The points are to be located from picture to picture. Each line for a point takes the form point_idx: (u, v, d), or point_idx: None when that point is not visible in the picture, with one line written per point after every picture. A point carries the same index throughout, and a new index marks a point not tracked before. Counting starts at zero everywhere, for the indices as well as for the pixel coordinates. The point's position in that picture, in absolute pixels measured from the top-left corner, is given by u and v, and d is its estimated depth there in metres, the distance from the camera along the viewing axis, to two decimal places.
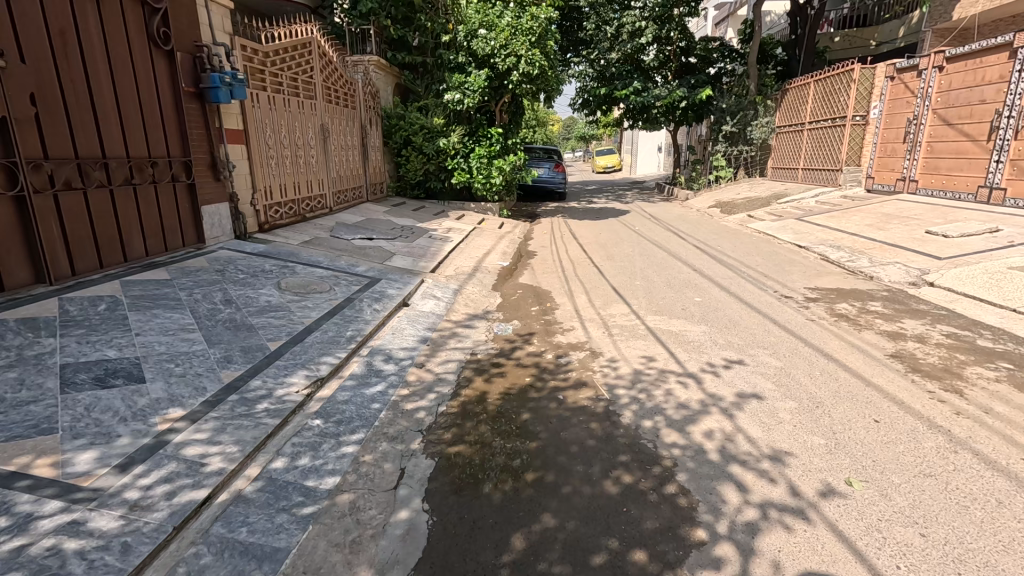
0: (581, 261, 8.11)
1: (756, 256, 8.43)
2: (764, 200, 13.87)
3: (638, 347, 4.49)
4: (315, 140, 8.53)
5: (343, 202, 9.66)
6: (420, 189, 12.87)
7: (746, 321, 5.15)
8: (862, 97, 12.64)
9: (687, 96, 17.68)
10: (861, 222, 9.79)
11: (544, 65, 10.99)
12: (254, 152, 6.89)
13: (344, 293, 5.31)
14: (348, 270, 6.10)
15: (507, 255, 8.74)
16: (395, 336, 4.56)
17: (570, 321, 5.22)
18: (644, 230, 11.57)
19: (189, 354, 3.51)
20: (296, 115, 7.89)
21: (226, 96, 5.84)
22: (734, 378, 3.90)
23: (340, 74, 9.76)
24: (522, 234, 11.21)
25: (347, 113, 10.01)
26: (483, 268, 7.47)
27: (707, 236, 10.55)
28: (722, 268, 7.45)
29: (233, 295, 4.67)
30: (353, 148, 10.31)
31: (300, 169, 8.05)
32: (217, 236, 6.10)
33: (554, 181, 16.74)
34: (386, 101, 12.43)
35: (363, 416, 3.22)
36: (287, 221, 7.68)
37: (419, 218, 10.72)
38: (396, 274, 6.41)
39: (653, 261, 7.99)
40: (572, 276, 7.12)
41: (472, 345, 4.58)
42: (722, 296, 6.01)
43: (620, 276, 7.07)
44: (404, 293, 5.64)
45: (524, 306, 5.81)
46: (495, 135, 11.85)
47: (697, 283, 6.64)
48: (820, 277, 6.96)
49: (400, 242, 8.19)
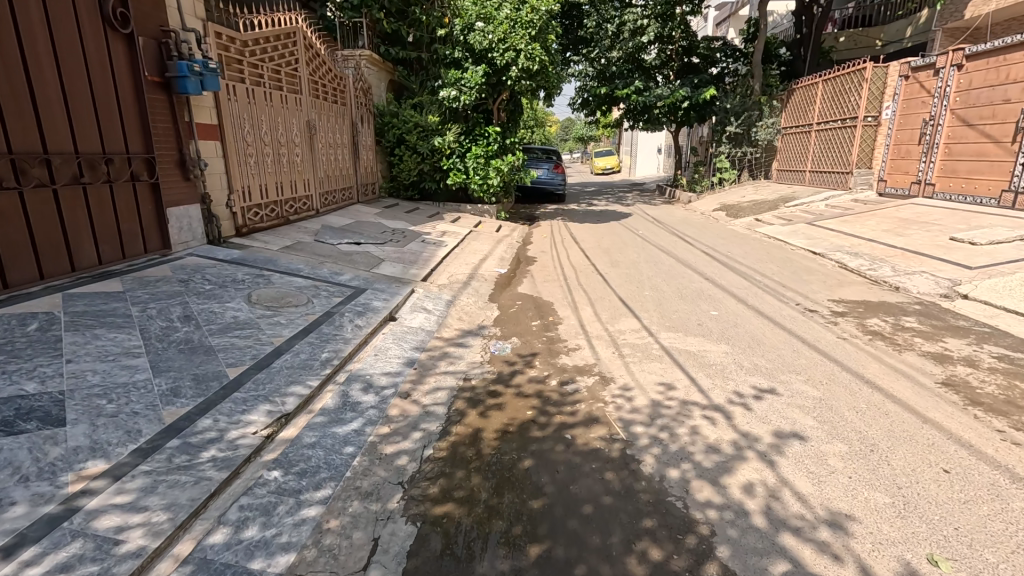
0: (584, 268, 7.58)
1: (770, 263, 7.92)
2: (771, 204, 13.39)
3: (654, 372, 3.95)
4: (301, 138, 7.98)
5: (331, 203, 9.11)
6: (414, 190, 12.32)
7: (771, 339, 4.63)
8: (874, 97, 12.18)
9: (690, 95, 17.21)
10: (877, 228, 9.30)
11: (544, 60, 10.47)
12: (231, 149, 6.33)
13: (325, 306, 4.76)
14: (330, 279, 5.56)
15: (505, 261, 8.20)
16: (378, 358, 4.01)
17: (576, 339, 4.69)
18: (649, 233, 11.07)
19: (128, 386, 2.96)
20: (279, 110, 7.34)
21: (195, 86, 5.30)
22: (768, 412, 3.37)
23: (329, 69, 9.23)
24: (520, 237, 10.68)
25: (336, 109, 9.46)
26: (480, 276, 6.93)
27: (715, 241, 10.05)
28: (735, 277, 6.94)
29: (194, 310, 4.11)
30: (343, 147, 9.77)
31: (284, 168, 7.50)
32: (185, 241, 5.55)
33: (554, 182, 16.21)
34: (378, 98, 11.88)
35: (332, 466, 2.67)
36: (268, 224, 7.13)
37: (412, 221, 10.18)
38: (383, 283, 5.87)
39: (661, 268, 7.46)
40: (576, 285, 6.60)
41: (465, 368, 4.04)
42: (740, 309, 5.50)
43: (628, 285, 6.55)
44: (392, 305, 5.10)
45: (524, 320, 5.28)
46: (492, 134, 11.33)
47: (712, 293, 6.13)
48: (842, 288, 6.45)
49: (390, 247, 7.64)
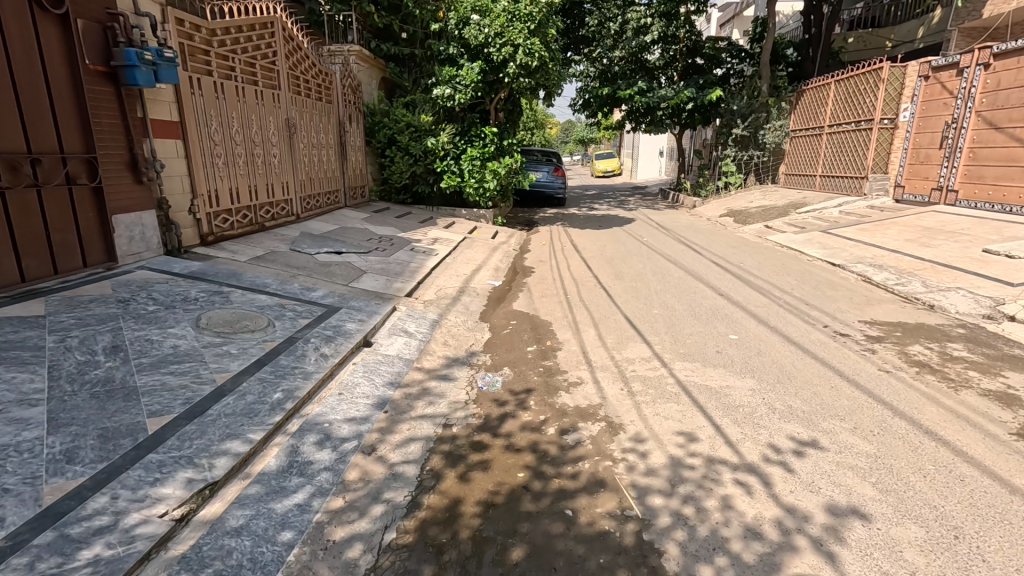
0: (586, 281, 6.95)
1: (788, 277, 7.29)
2: (781, 210, 12.78)
3: (671, 418, 3.31)
4: (279, 138, 7.36)
5: (314, 208, 8.48)
6: (406, 194, 11.70)
7: (802, 372, 4.00)
8: (891, 99, 11.58)
9: (695, 97, 16.63)
10: (898, 238, 8.69)
11: (544, 56, 9.84)
12: (195, 149, 5.71)
13: (288, 330, 4.13)
14: (300, 297, 4.92)
15: (500, 272, 7.56)
16: (343, 398, 3.36)
17: (577, 371, 4.06)
18: (653, 241, 10.45)
19: (7, 451, 2.32)
20: (253, 107, 6.73)
21: (146, 78, 4.70)
22: (816, 476, 2.73)
23: (313, 64, 8.62)
24: (518, 245, 10.04)
25: (320, 107, 8.83)
26: (471, 291, 6.31)
27: (725, 250, 9.41)
28: (752, 293, 6.32)
29: (126, 339, 3.48)
30: (328, 147, 9.16)
31: (259, 170, 6.88)
32: (136, 253, 4.93)
33: (554, 185, 15.61)
34: (369, 95, 11.25)
35: (257, 564, 2.04)
36: (239, 231, 6.50)
37: (402, 226, 9.55)
38: (361, 299, 5.23)
39: (670, 282, 6.83)
40: (576, 302, 5.97)
41: (447, 410, 3.40)
42: (762, 334, 4.87)
43: (634, 302, 5.94)
44: (367, 328, 4.47)
45: (518, 345, 4.63)
46: (489, 135, 10.70)
47: (729, 313, 5.50)
48: (872, 307, 5.82)
49: (374, 256, 7.00)
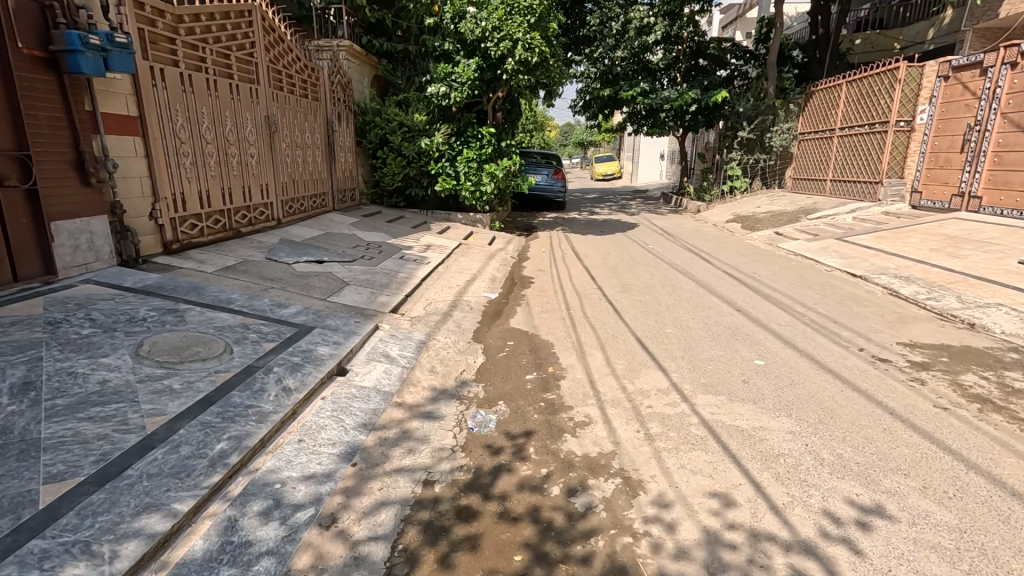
0: (590, 293, 6.39)
1: (807, 289, 6.73)
2: (791, 216, 12.25)
3: (700, 473, 2.74)
4: (258, 136, 6.79)
5: (297, 212, 7.90)
6: (399, 197, 11.14)
7: (844, 409, 3.44)
8: (907, 100, 11.09)
9: (699, 99, 16.06)
10: (921, 247, 8.17)
11: (545, 51, 9.27)
12: (157, 147, 5.13)
13: (247, 357, 3.54)
14: (269, 315, 4.34)
15: (496, 282, 6.99)
16: (303, 448, 2.78)
17: (585, 407, 3.48)
18: (659, 248, 9.90)
19: None
20: (227, 102, 6.17)
21: (92, 65, 4.12)
22: (893, 561, 2.16)
23: (298, 58, 8.05)
24: (516, 251, 9.49)
25: (305, 104, 8.26)
26: (464, 305, 5.74)
27: (734, 259, 8.86)
28: (773, 309, 5.76)
29: (44, 373, 2.90)
30: (314, 147, 8.58)
31: (233, 172, 6.31)
32: (82, 263, 4.36)
33: (553, 189, 15.07)
34: (360, 93, 10.69)
35: None
36: (210, 238, 5.92)
37: (393, 232, 8.98)
38: (340, 317, 4.66)
39: (681, 296, 6.26)
40: (580, 318, 5.40)
41: (429, 461, 2.82)
42: (792, 360, 4.31)
43: (644, 319, 5.37)
44: (342, 353, 3.88)
45: (516, 372, 4.06)
46: (486, 135, 10.18)
47: (750, 333, 4.95)
48: (908, 326, 5.25)
49: (359, 265, 6.42)
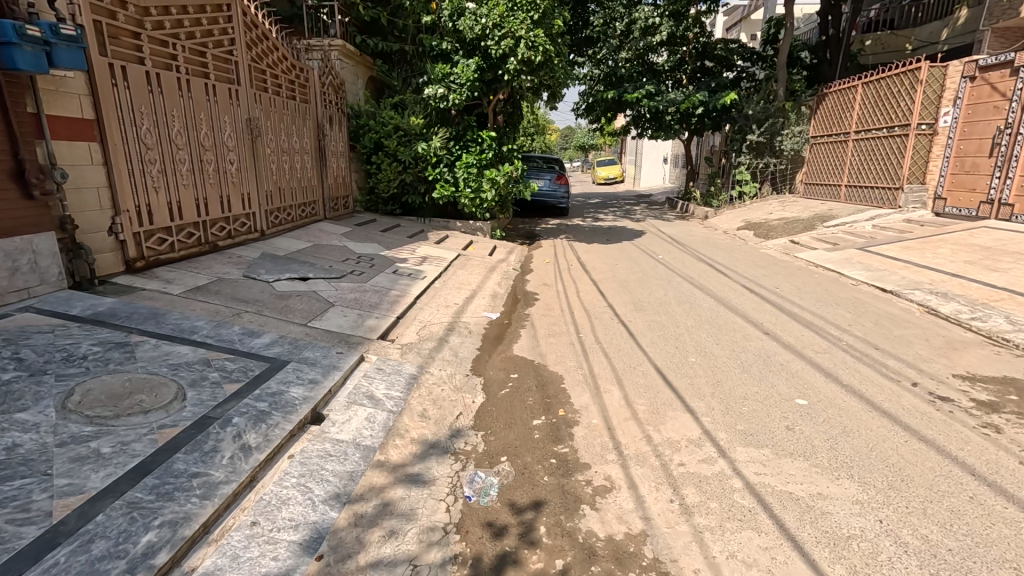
0: (601, 313, 5.82)
1: (836, 307, 6.17)
2: (806, 223, 11.71)
3: (756, 567, 2.18)
4: (239, 142, 6.25)
5: (283, 223, 7.34)
6: (395, 204, 10.59)
7: (914, 469, 2.87)
8: (929, 102, 10.56)
9: (706, 101, 15.54)
10: (953, 259, 7.64)
11: (549, 50, 8.74)
12: (119, 154, 4.59)
13: (201, 406, 2.97)
14: (238, 347, 3.78)
15: (497, 300, 6.44)
16: (255, 534, 2.21)
17: (606, 466, 2.91)
18: (670, 258, 9.36)
19: None
20: (203, 104, 5.63)
21: (31, 61, 3.58)
22: None
23: (285, 57, 7.52)
24: (518, 262, 8.94)
25: (293, 106, 7.73)
26: (463, 327, 5.19)
27: (752, 271, 8.32)
28: (804, 332, 5.20)
29: None
30: (302, 153, 8.03)
31: (210, 181, 5.76)
32: (23, 288, 3.82)
33: (555, 195, 14.57)
34: (353, 95, 10.16)
35: None
36: (181, 254, 5.36)
37: (388, 242, 8.42)
38: (322, 346, 4.11)
39: (701, 317, 5.69)
40: (592, 343, 4.84)
41: (414, 549, 2.26)
42: (839, 398, 3.74)
43: (663, 345, 4.81)
44: (317, 397, 3.31)
45: (522, 415, 3.50)
46: (486, 139, 9.65)
47: (785, 363, 4.38)
48: (959, 353, 4.68)
49: (347, 283, 5.87)
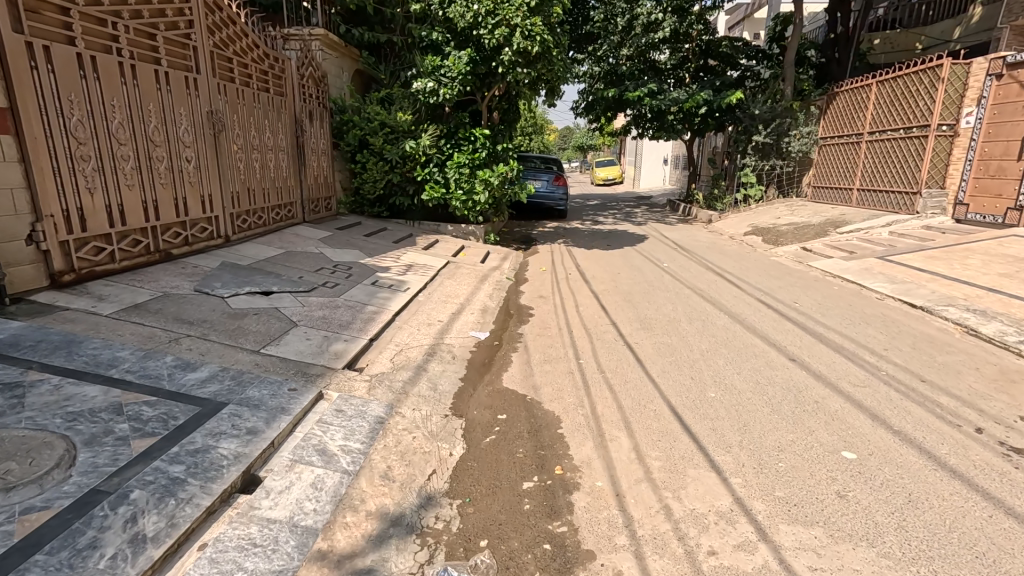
0: (603, 333, 5.16)
1: (866, 326, 5.53)
2: (817, 228, 11.09)
3: None
4: (198, 137, 5.57)
5: (251, 227, 6.67)
6: (382, 206, 9.92)
7: (1015, 565, 2.22)
8: (950, 102, 9.96)
9: (710, 99, 14.86)
10: (986, 273, 7.02)
11: (547, 40, 8.07)
12: (42, 150, 3.92)
13: (92, 475, 2.30)
14: (167, 384, 3.12)
15: (487, 315, 5.78)
16: None
17: (615, 557, 2.25)
18: (676, 266, 8.73)
19: None
20: (153, 94, 4.96)
21: None
22: None
23: (256, 45, 6.85)
24: (513, 270, 8.29)
25: (265, 99, 7.04)
26: (446, 351, 4.53)
27: (766, 282, 7.68)
28: (835, 358, 4.57)
29: None
30: (276, 150, 7.35)
31: (162, 181, 5.09)
32: None
33: (553, 196, 13.91)
34: (337, 89, 9.48)
35: None
36: (124, 266, 4.68)
37: (370, 248, 7.75)
38: (273, 380, 3.45)
39: (715, 339, 5.04)
40: (593, 373, 4.18)
41: None
42: (895, 451, 3.09)
43: (677, 375, 4.16)
44: (251, 455, 2.65)
45: (509, 475, 2.85)
46: (479, 137, 8.97)
47: (820, 401, 3.73)
48: (1019, 387, 4.03)
49: (317, 297, 5.20)
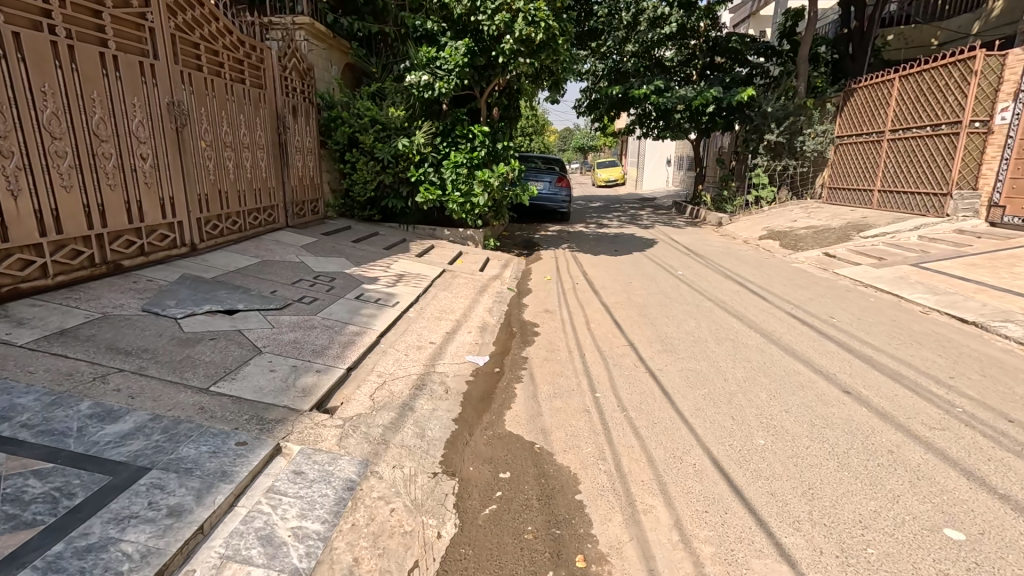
0: (620, 357, 4.46)
1: (920, 347, 4.85)
2: (839, 232, 10.40)
3: None
4: (156, 132, 4.89)
5: (223, 234, 5.97)
6: (373, 209, 9.22)
7: None
8: (983, 96, 9.29)
9: (720, 97, 14.15)
10: None
11: (553, 28, 7.38)
12: None
13: None
14: (71, 443, 2.41)
15: (488, 334, 5.08)
16: None
17: None
18: (692, 274, 8.04)
19: None
20: (97, 81, 4.28)
21: None
22: None
23: (229, 31, 6.18)
24: (515, 279, 7.59)
25: (240, 91, 6.35)
26: (438, 383, 3.82)
27: (793, 292, 7.00)
28: (898, 389, 3.88)
29: None
30: (253, 148, 6.66)
31: (110, 181, 4.40)
32: None
33: (556, 198, 13.22)
34: (325, 83, 8.79)
35: None
36: (59, 282, 3.98)
37: (359, 255, 7.05)
38: (218, 430, 2.74)
39: (751, 364, 4.34)
40: (614, 413, 3.46)
41: None
42: (1012, 528, 2.40)
43: (715, 415, 3.46)
44: (164, 552, 1.95)
45: (515, 570, 2.15)
46: (478, 134, 8.27)
47: (896, 452, 3.03)
48: None
49: (289, 315, 4.50)
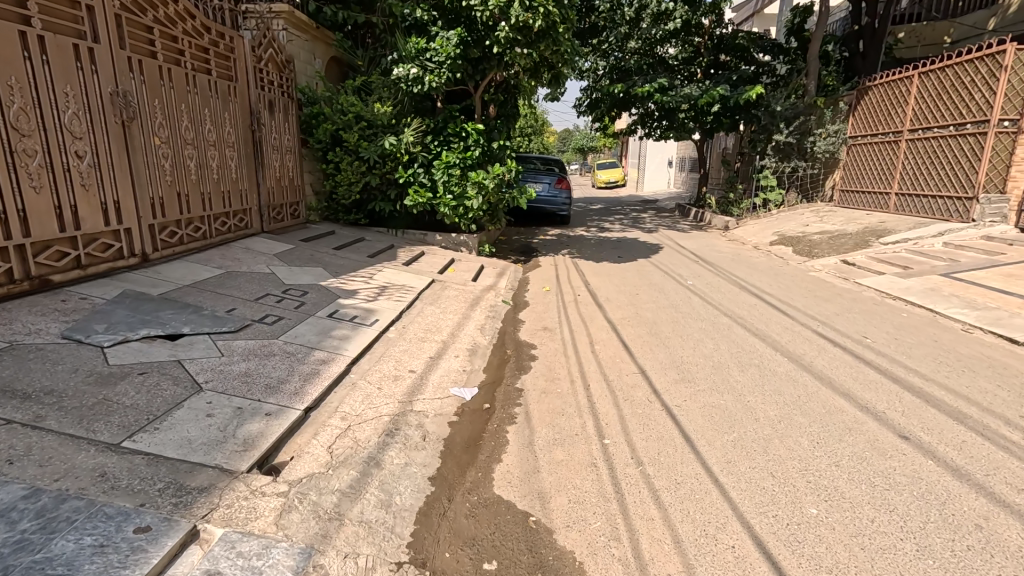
0: (631, 390, 3.82)
1: (973, 374, 4.23)
2: (856, 237, 9.79)
3: None
4: (96, 125, 4.26)
5: (182, 242, 5.32)
6: (359, 212, 8.58)
7: None
8: (1013, 92, 8.68)
9: (727, 95, 13.52)
10: None
11: (553, 14, 6.73)
12: None
13: None
14: None
15: (477, 358, 4.44)
16: None
17: None
18: (704, 284, 7.41)
19: None
20: (15, 64, 3.65)
21: None
22: None
23: (190, 14, 5.55)
24: (511, 290, 6.94)
25: (204, 83, 5.72)
26: (414, 427, 3.18)
27: (815, 305, 6.38)
28: (966, 433, 3.24)
29: None
30: (221, 146, 6.01)
31: (34, 183, 3.77)
32: None
33: (555, 200, 12.58)
34: (305, 76, 8.13)
35: None
36: None
37: (338, 264, 6.40)
38: (114, 510, 2.09)
39: (784, 399, 3.71)
40: (628, 469, 2.81)
41: None
42: None
43: (750, 471, 2.82)
44: None
45: None
46: (473, 132, 7.63)
47: (986, 527, 2.40)
48: None
49: (246, 339, 3.85)
